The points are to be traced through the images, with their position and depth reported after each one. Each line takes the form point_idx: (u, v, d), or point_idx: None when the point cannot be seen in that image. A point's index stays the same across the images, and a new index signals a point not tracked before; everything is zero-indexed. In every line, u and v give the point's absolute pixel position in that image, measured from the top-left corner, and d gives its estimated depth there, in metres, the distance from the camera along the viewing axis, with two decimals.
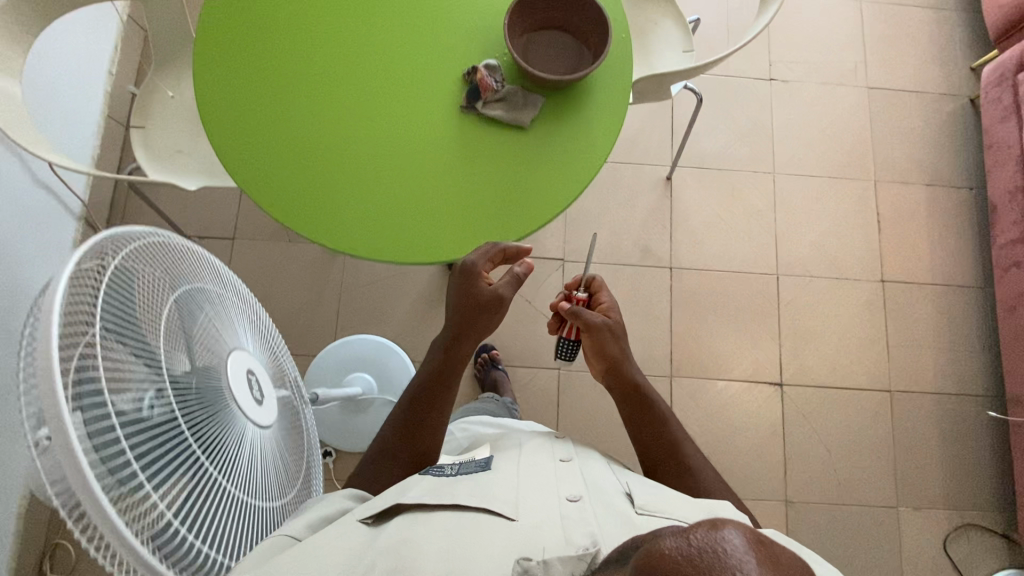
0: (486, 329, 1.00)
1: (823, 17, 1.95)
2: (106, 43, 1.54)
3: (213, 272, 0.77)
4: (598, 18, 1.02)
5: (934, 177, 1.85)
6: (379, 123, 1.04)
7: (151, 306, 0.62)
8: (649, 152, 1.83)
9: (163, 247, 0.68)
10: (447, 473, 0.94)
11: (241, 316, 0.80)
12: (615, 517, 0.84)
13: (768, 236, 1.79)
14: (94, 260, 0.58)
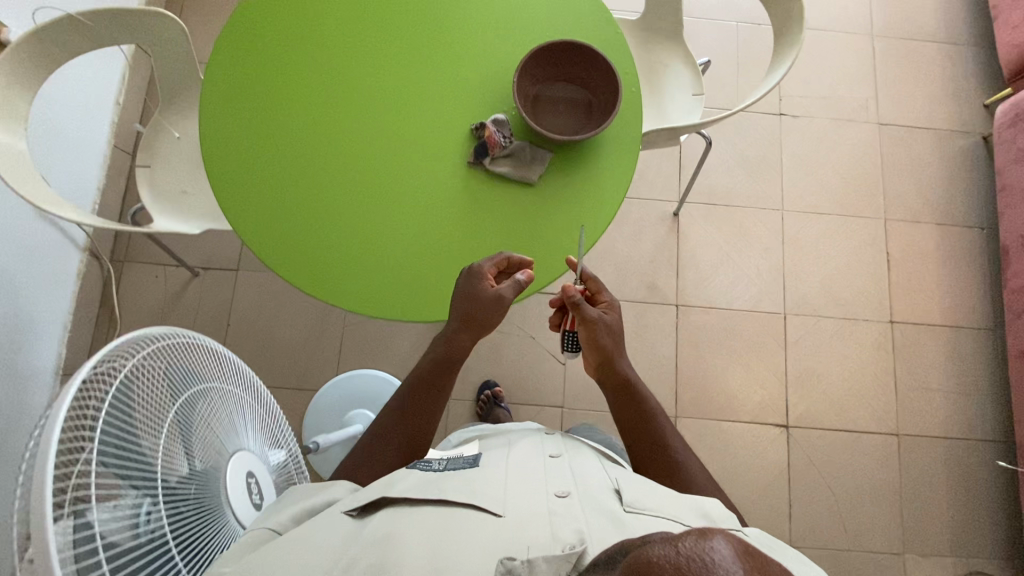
0: (490, 323, 0.99)
1: (833, 52, 1.94)
2: (113, 79, 1.54)
3: (221, 363, 0.79)
4: (610, 75, 1.01)
5: (944, 215, 1.83)
6: (384, 181, 1.03)
7: (154, 410, 0.63)
8: (657, 187, 1.82)
9: (174, 347, 0.70)
10: (435, 468, 0.90)
11: (245, 408, 0.81)
12: (604, 515, 0.80)
13: (776, 273, 1.77)
14: (103, 370, 0.59)
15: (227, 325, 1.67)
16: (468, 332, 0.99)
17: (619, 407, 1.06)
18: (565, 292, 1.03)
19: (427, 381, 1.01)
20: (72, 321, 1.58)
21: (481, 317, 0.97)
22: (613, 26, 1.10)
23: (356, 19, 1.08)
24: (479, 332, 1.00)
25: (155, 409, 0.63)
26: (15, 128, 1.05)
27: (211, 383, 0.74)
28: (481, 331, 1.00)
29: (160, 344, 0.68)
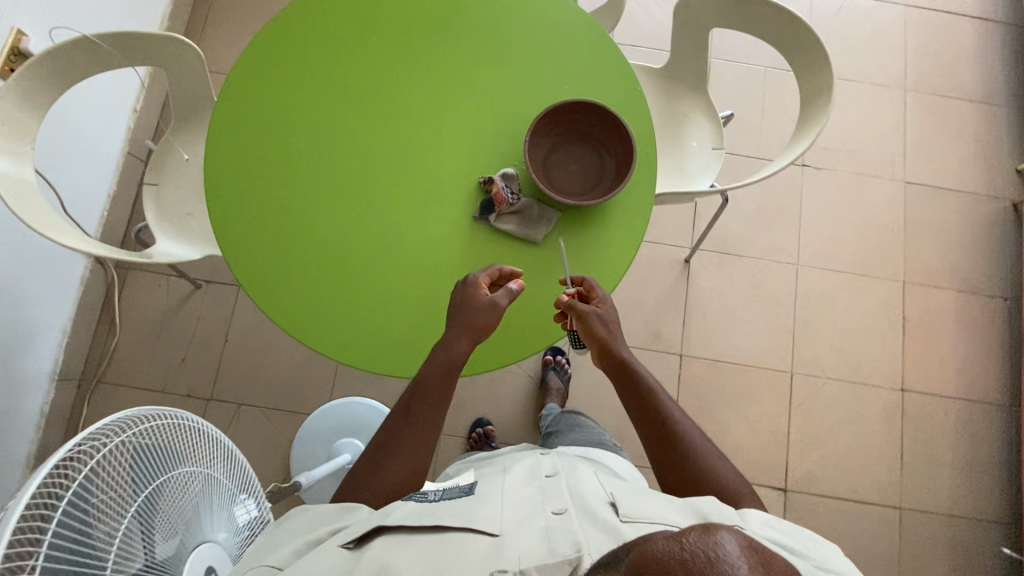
0: (484, 324, 0.93)
1: (862, 105, 1.90)
2: (128, 99, 1.56)
3: (209, 442, 0.77)
4: (625, 134, 0.99)
5: (965, 283, 1.77)
6: (384, 231, 1.01)
7: (120, 497, 0.61)
8: (670, 232, 1.78)
9: (156, 429, 0.68)
10: (428, 496, 0.88)
11: (224, 490, 0.78)
12: (601, 527, 0.78)
13: (786, 330, 1.73)
14: (80, 451, 0.58)
15: (225, 340, 1.67)
16: (466, 334, 0.93)
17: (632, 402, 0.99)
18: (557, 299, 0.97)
19: (433, 388, 0.93)
20: (72, 327, 1.58)
21: (481, 321, 0.93)
22: (633, 82, 1.07)
23: (375, 59, 1.05)
24: (478, 333, 0.94)
25: (121, 497, 0.61)
26: (24, 147, 1.04)
27: (191, 462, 0.72)
28: (481, 333, 0.94)
29: (139, 425, 0.66)
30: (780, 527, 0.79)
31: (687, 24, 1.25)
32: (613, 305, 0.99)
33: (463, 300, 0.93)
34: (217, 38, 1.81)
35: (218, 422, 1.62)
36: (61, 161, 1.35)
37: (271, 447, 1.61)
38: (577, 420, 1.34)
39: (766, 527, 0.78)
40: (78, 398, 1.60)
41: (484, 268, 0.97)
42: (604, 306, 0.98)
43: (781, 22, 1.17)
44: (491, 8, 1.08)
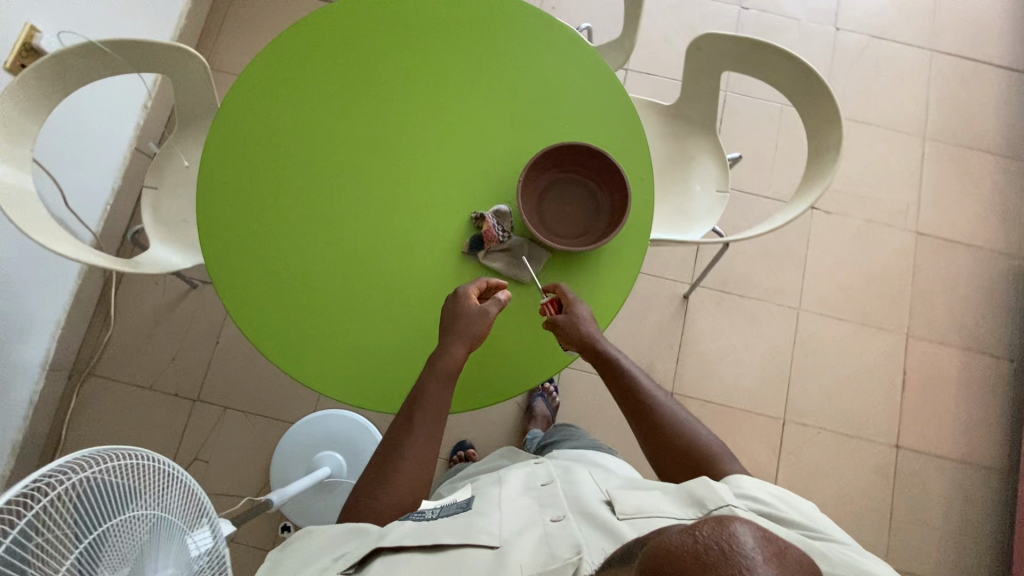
0: (476, 333, 0.93)
1: (878, 151, 1.86)
2: (137, 98, 1.59)
3: (181, 495, 0.74)
4: (617, 172, 0.97)
5: (971, 341, 1.72)
6: (373, 260, 1.00)
7: (68, 538, 0.58)
8: (670, 267, 1.76)
9: (96, 476, 0.63)
10: (429, 515, 0.92)
11: (177, 530, 0.72)
12: (599, 527, 0.85)
13: (781, 376, 1.69)
14: (39, 483, 0.57)
15: (216, 341, 1.69)
16: (462, 342, 0.92)
17: (627, 407, 1.02)
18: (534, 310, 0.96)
19: (433, 396, 0.92)
20: (66, 320, 1.59)
21: (476, 331, 0.93)
22: (632, 122, 1.07)
23: (379, 84, 1.05)
24: (474, 341, 0.93)
25: (45, 556, 0.56)
26: (23, 151, 1.04)
27: (142, 504, 0.67)
28: (476, 341, 0.94)
29: (74, 473, 0.61)
30: (767, 498, 0.85)
31: (700, 66, 1.24)
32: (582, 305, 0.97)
33: (455, 311, 0.93)
34: (231, 38, 1.82)
35: (203, 424, 1.63)
36: (63, 158, 1.36)
37: (254, 453, 1.62)
38: (573, 432, 1.31)
39: (757, 500, 0.85)
40: (68, 390, 1.62)
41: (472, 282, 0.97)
42: (576, 311, 0.96)
43: (795, 73, 1.15)
44: (497, 40, 1.08)
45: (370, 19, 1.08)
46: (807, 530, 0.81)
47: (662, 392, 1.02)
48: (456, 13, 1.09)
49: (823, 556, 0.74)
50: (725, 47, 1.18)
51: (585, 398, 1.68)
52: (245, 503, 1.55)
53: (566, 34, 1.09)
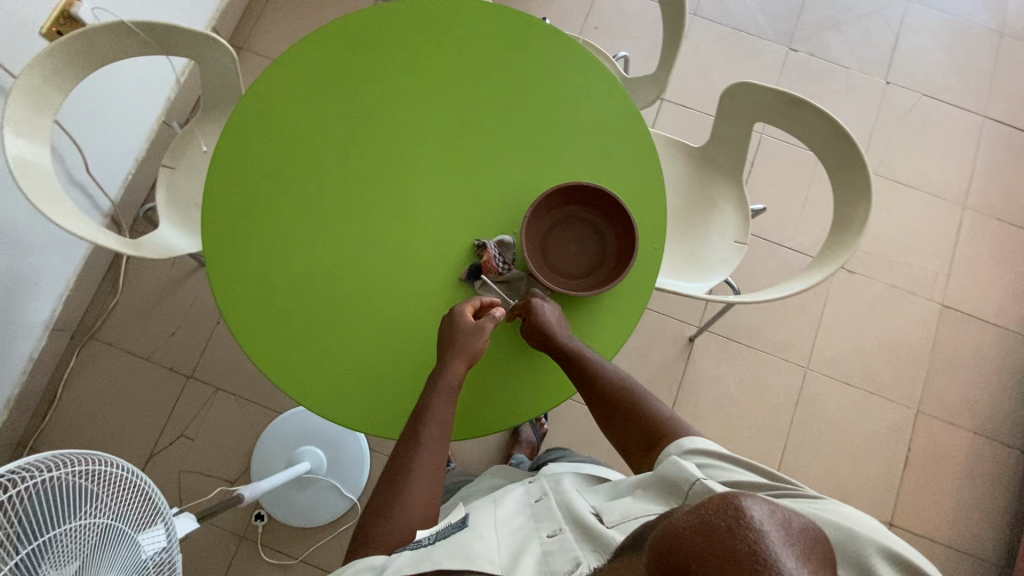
0: (475, 350, 0.91)
1: (912, 215, 1.79)
2: (170, 74, 1.62)
3: (142, 508, 0.72)
4: (625, 210, 0.94)
5: (985, 426, 1.65)
6: (375, 272, 1.00)
7: (20, 535, 0.57)
8: (679, 307, 1.72)
9: (58, 479, 0.62)
10: (423, 542, 0.83)
11: (128, 540, 0.69)
12: (594, 541, 0.79)
13: (779, 435, 1.63)
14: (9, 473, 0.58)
15: (216, 321, 1.70)
16: (462, 358, 0.90)
17: (598, 407, 0.97)
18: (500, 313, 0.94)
19: (436, 413, 0.90)
20: (75, 281, 1.62)
21: (474, 347, 0.91)
22: (646, 160, 1.06)
23: (399, 99, 1.06)
24: (473, 358, 0.91)
25: None
26: (41, 120, 1.05)
27: (92, 513, 0.64)
28: (475, 358, 0.91)
29: (27, 476, 0.59)
30: (717, 468, 0.79)
31: (734, 113, 1.19)
32: (545, 303, 0.95)
33: (453, 328, 0.91)
34: (273, 25, 1.83)
35: (193, 401, 1.64)
36: (85, 125, 1.38)
37: (237, 438, 1.62)
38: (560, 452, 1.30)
39: (715, 472, 0.79)
40: (68, 350, 1.64)
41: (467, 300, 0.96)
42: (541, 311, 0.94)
43: (831, 136, 1.10)
44: (516, 64, 1.09)
45: (394, 34, 1.09)
46: (772, 489, 0.74)
47: (627, 376, 0.97)
48: (478, 34, 1.10)
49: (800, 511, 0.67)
50: (761, 98, 1.14)
51: (574, 429, 1.65)
52: (217, 493, 1.57)
53: (584, 59, 1.10)
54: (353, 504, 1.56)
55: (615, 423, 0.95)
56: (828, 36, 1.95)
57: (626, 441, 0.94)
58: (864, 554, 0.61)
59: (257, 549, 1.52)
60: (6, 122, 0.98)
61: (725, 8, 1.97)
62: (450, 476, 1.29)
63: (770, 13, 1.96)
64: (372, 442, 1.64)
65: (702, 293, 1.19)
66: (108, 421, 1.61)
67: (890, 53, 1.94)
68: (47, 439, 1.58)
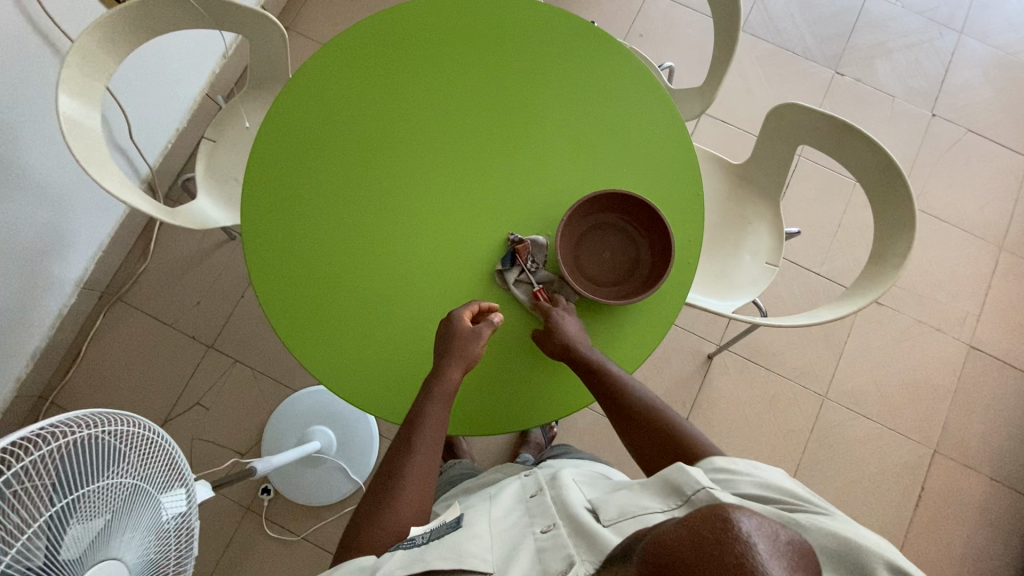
0: (471, 356, 0.91)
1: (948, 252, 1.76)
2: (218, 48, 1.65)
3: (169, 472, 0.74)
4: (662, 222, 0.94)
5: (1004, 473, 1.62)
6: (405, 258, 1.00)
7: (58, 487, 0.58)
8: (701, 324, 1.71)
9: (99, 436, 0.63)
10: (417, 543, 0.83)
11: (153, 501, 0.70)
12: (587, 536, 0.78)
13: (790, 461, 1.61)
14: (57, 427, 0.60)
15: (240, 295, 1.72)
16: (458, 364, 0.90)
17: (614, 417, 0.95)
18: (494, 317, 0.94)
19: (429, 417, 0.90)
20: (108, 243, 1.65)
21: (471, 352, 0.91)
22: (686, 173, 1.05)
23: (439, 92, 1.06)
24: (469, 363, 0.91)
25: (36, 499, 0.56)
26: (95, 84, 1.07)
27: (120, 472, 0.65)
28: (471, 363, 0.92)
29: (71, 430, 0.61)
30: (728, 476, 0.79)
31: (779, 133, 1.18)
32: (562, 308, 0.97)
33: (448, 331, 0.92)
34: (323, 8, 1.84)
35: (211, 372, 1.66)
36: (133, 92, 1.41)
37: (252, 411, 1.64)
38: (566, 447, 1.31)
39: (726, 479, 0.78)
40: (96, 309, 1.68)
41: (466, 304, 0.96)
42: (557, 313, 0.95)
43: (877, 165, 1.09)
44: (555, 62, 1.09)
45: (436, 27, 1.10)
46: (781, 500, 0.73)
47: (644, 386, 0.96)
48: (518, 26, 1.11)
49: (801, 525, 0.66)
50: (809, 120, 1.12)
51: (584, 435, 1.64)
52: (228, 464, 1.59)
53: (626, 58, 1.10)
54: (359, 487, 1.58)
55: (632, 428, 0.94)
56: (877, 62, 1.92)
57: (643, 448, 0.93)
58: (865, 563, 0.61)
59: (261, 522, 1.54)
60: (62, 82, 1.00)
61: (773, 26, 1.95)
62: (456, 468, 1.30)
63: (819, 35, 1.94)
64: (382, 429, 1.65)
65: (728, 312, 1.18)
66: (127, 382, 1.64)
67: (939, 85, 1.90)
68: (68, 394, 1.62)
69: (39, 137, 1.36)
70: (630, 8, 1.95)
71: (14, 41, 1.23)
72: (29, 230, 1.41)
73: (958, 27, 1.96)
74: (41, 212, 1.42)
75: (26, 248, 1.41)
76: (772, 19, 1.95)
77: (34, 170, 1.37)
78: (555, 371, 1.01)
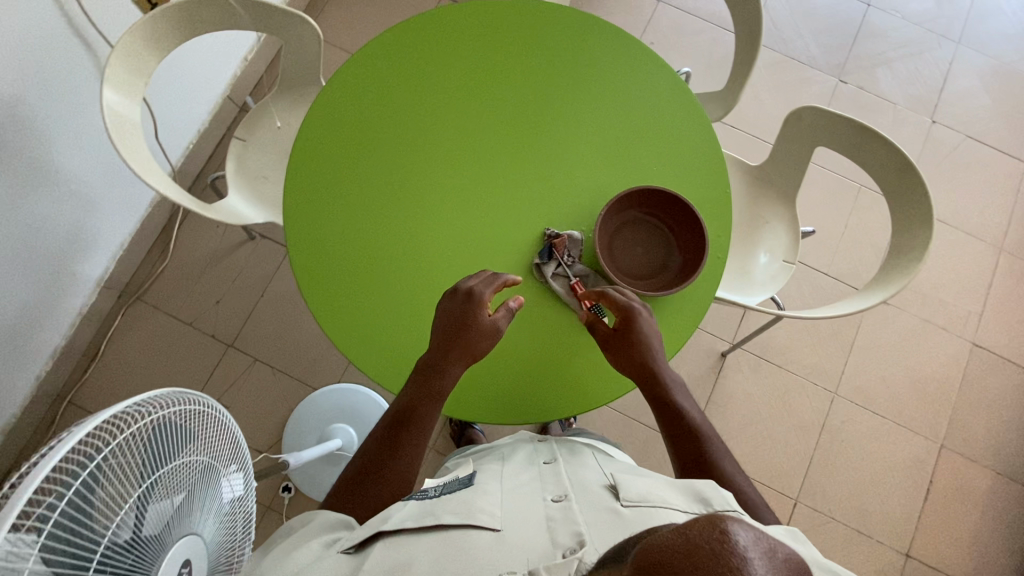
0: (481, 348, 0.93)
1: (950, 252, 1.82)
2: (240, 50, 1.68)
3: (233, 454, 0.77)
4: (695, 217, 0.97)
5: (1008, 465, 1.67)
6: (443, 244, 1.03)
7: (151, 461, 0.61)
8: (714, 323, 1.75)
9: (183, 414, 0.67)
10: (430, 494, 0.90)
11: (222, 480, 0.74)
12: (604, 511, 0.79)
13: (803, 455, 1.65)
14: (150, 404, 0.63)
15: (260, 294, 1.73)
16: (463, 359, 0.93)
17: (655, 406, 0.97)
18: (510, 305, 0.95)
19: (424, 400, 0.93)
20: (128, 243, 1.67)
21: (480, 346, 0.93)
22: (713, 169, 1.10)
23: (477, 83, 1.11)
24: (476, 356, 0.94)
25: (131, 473, 0.59)
26: (136, 83, 1.10)
27: (196, 449, 0.68)
28: (478, 357, 0.94)
29: (162, 406, 0.64)
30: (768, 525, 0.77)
31: (797, 135, 1.24)
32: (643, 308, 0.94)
33: (462, 318, 0.91)
34: (342, 13, 1.88)
35: (231, 370, 1.67)
36: (162, 92, 1.43)
37: (272, 409, 1.65)
38: (594, 434, 1.33)
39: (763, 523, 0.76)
40: (114, 309, 1.68)
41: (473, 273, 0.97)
42: (629, 309, 0.93)
43: (892, 165, 1.15)
44: (590, 59, 1.14)
45: (478, 30, 1.14)
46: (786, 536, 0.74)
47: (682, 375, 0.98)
48: (553, 22, 1.15)
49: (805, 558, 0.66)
50: (824, 122, 1.18)
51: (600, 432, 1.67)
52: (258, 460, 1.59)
53: (658, 64, 1.15)
54: None
55: (670, 417, 0.96)
56: (878, 71, 1.99)
57: (679, 436, 0.95)
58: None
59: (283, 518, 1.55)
60: (108, 78, 1.03)
61: (779, 35, 2.01)
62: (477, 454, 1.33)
63: (823, 44, 2.01)
64: None
65: (751, 306, 1.22)
66: (147, 381, 1.64)
67: (938, 92, 1.98)
68: (87, 394, 1.61)
69: (68, 136, 1.37)
70: (641, 17, 2.01)
71: (47, 40, 1.25)
72: (58, 229, 1.42)
73: (956, 37, 2.04)
74: (68, 211, 1.44)
75: (51, 246, 1.42)
76: (778, 29, 2.02)
77: (62, 168, 1.38)
78: (590, 363, 1.03)
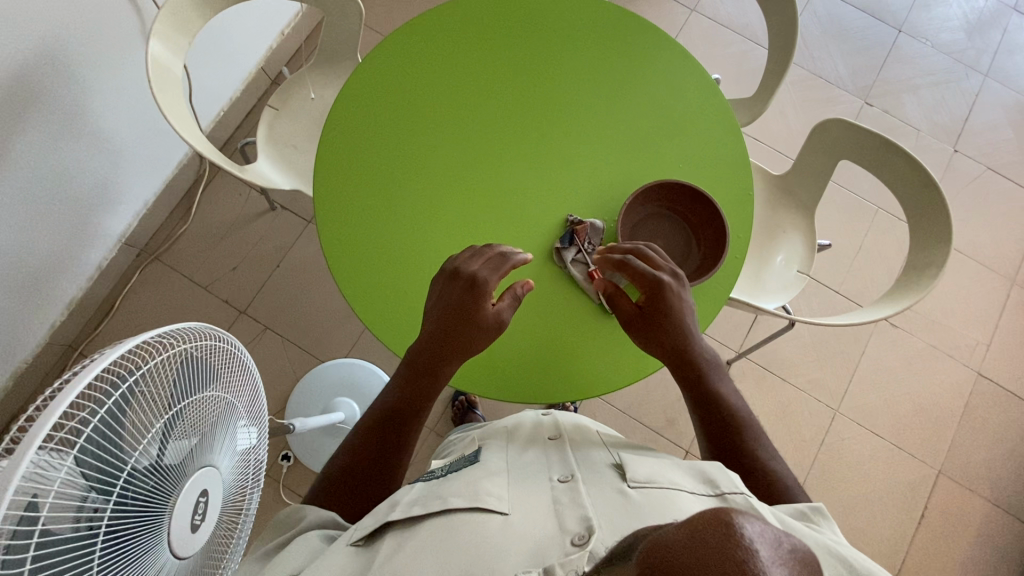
0: (487, 332, 0.92)
1: (962, 282, 1.83)
2: (279, 23, 1.71)
3: (250, 399, 0.79)
4: (717, 212, 0.99)
5: (1004, 497, 1.67)
6: (467, 224, 1.05)
7: (179, 389, 0.63)
8: (723, 332, 1.76)
9: (209, 350, 0.69)
10: (436, 476, 0.91)
11: (239, 421, 0.76)
12: (611, 491, 0.81)
13: (801, 469, 1.65)
14: (180, 336, 0.65)
15: (276, 264, 1.75)
16: (465, 350, 0.93)
17: (690, 394, 0.98)
18: (516, 288, 0.94)
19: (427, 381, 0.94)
20: (152, 202, 1.69)
21: (487, 333, 0.92)
22: (738, 171, 1.12)
23: (513, 73, 1.12)
24: (483, 342, 0.93)
25: (161, 398, 0.61)
26: (182, 40, 1.12)
27: (219, 387, 0.71)
28: (484, 344, 0.94)
29: (191, 340, 0.66)
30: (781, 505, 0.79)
31: (821, 147, 1.26)
32: (677, 292, 0.95)
33: (464, 308, 0.91)
34: None
35: (241, 336, 1.69)
36: (201, 56, 1.46)
37: (278, 377, 1.67)
38: None
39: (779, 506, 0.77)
40: (132, 266, 1.70)
41: (477, 252, 0.95)
42: (665, 295, 0.94)
43: (915, 182, 1.16)
44: (626, 59, 1.15)
45: (514, 19, 1.16)
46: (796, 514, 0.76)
47: (717, 363, 0.99)
48: (591, 19, 1.17)
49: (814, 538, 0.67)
50: (850, 135, 1.20)
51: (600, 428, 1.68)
52: None
53: (689, 63, 1.17)
54: None
55: (701, 405, 0.97)
56: (905, 97, 2.00)
57: (713, 424, 0.95)
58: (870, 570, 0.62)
59: (281, 484, 1.56)
60: (156, 33, 1.05)
61: (809, 53, 2.03)
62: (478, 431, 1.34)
63: (851, 66, 2.02)
64: None
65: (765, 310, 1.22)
66: None
67: (962, 122, 1.99)
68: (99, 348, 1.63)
69: (106, 90, 1.40)
70: (674, 24, 2.03)
71: None
72: (86, 181, 1.45)
73: (984, 70, 2.06)
74: (99, 164, 1.46)
75: (78, 198, 1.45)
76: (808, 47, 2.04)
77: (96, 121, 1.40)
78: (609, 350, 1.05)
